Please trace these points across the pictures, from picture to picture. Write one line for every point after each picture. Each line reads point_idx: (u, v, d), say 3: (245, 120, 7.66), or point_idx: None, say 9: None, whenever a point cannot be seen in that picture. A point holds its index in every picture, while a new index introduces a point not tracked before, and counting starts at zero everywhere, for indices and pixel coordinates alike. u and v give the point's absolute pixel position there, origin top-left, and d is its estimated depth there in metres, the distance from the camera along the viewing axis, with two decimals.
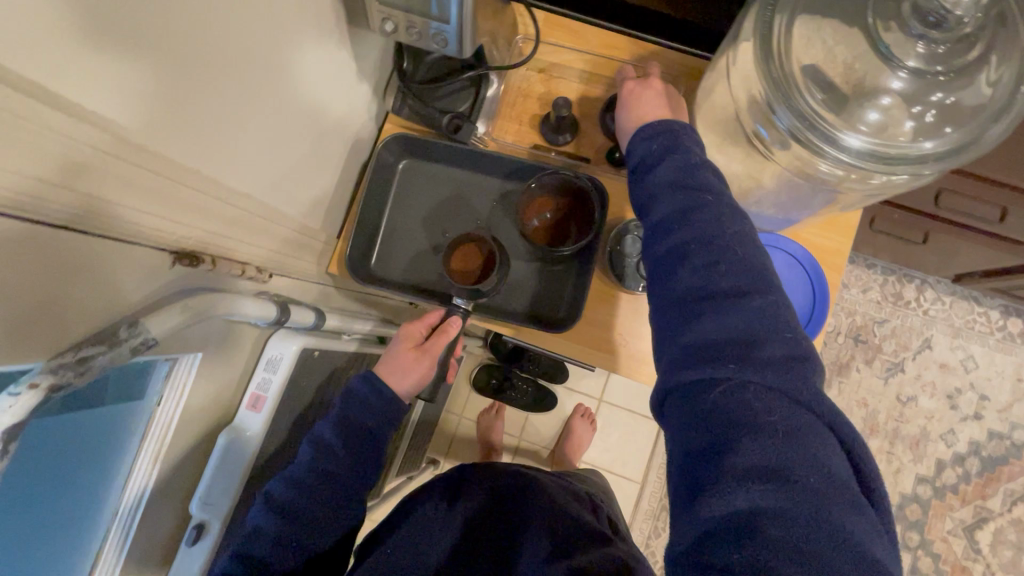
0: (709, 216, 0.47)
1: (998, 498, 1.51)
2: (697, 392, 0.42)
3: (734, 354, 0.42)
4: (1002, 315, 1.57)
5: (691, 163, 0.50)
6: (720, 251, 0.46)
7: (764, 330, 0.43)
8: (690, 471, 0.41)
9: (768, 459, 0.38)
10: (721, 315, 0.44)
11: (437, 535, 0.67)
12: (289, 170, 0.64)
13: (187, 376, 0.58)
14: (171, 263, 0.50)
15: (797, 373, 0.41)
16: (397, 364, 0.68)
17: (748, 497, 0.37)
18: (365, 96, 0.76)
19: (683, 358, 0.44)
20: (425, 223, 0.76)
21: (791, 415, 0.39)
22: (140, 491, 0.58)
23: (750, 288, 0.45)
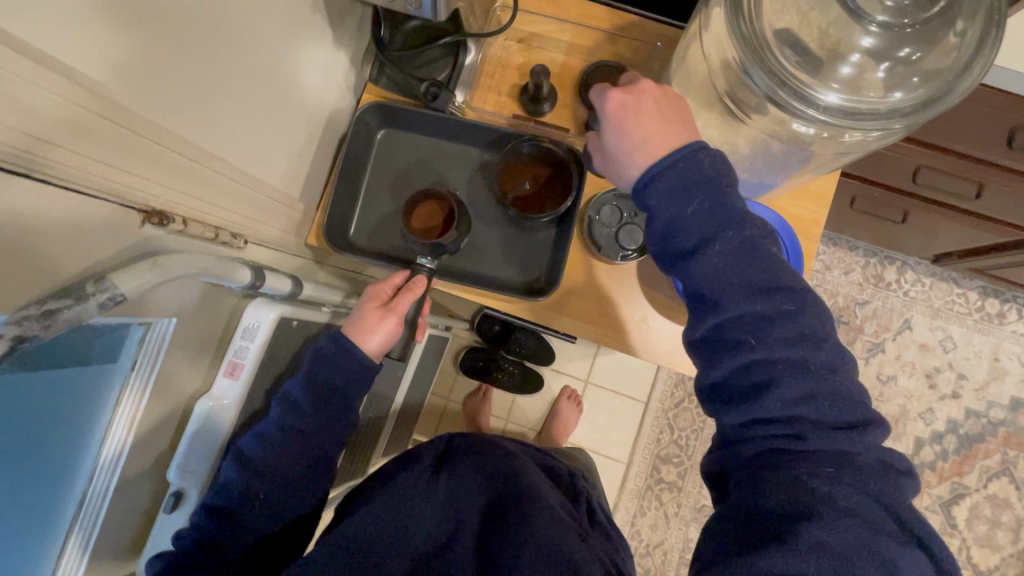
0: (802, 315, 0.48)
1: (974, 474, 1.54)
2: (775, 472, 0.45)
3: (835, 459, 0.44)
4: (980, 296, 1.60)
5: (751, 245, 0.49)
6: (808, 349, 0.47)
7: (856, 442, 0.45)
8: (751, 530, 0.43)
9: (837, 543, 0.41)
10: (808, 413, 0.46)
11: (418, 504, 0.67)
12: (267, 138, 0.64)
13: (161, 342, 0.58)
14: (141, 221, 0.49)
15: (891, 484, 0.44)
16: (363, 321, 0.67)
17: (815, 570, 0.40)
18: (343, 66, 0.76)
19: (767, 449, 0.46)
20: (404, 193, 0.75)
21: (874, 518, 0.42)
22: (116, 458, 0.59)
23: (842, 390, 0.47)
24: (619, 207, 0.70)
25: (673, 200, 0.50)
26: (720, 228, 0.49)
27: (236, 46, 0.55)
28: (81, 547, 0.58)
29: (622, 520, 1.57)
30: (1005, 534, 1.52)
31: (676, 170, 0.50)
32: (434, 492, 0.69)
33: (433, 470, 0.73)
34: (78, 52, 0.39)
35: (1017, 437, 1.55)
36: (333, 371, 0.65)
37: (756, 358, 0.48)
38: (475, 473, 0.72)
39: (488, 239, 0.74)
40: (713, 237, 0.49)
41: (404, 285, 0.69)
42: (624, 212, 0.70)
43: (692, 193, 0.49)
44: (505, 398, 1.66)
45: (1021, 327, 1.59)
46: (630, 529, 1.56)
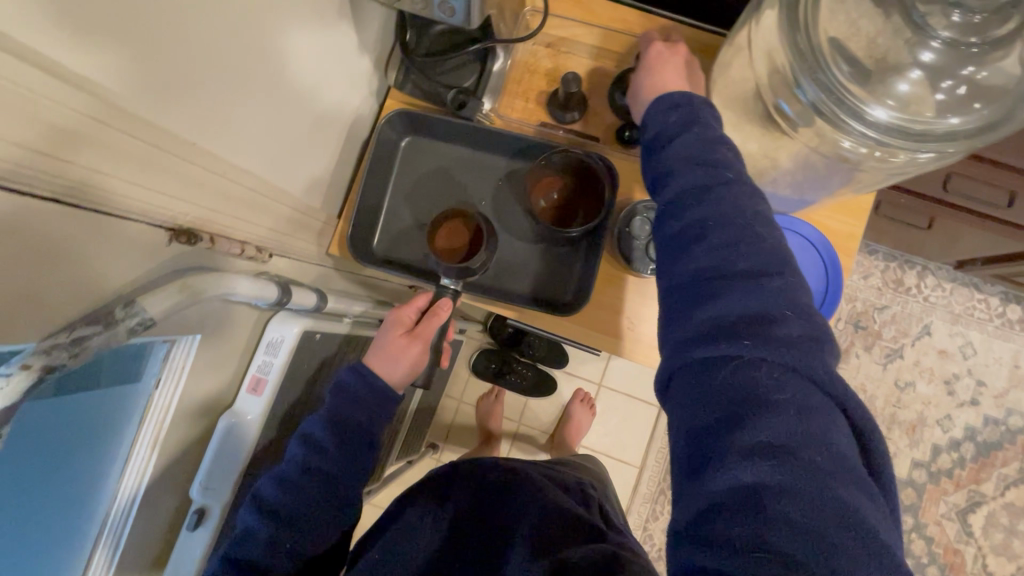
0: (726, 193, 0.46)
1: (992, 482, 1.53)
2: (707, 370, 0.42)
3: (750, 331, 0.41)
4: (1001, 302, 1.57)
5: (709, 137, 0.49)
6: (732, 229, 0.45)
7: (775, 301, 0.42)
8: (696, 444, 0.40)
9: (773, 436, 0.37)
10: (734, 288, 0.43)
11: (424, 536, 0.68)
12: (289, 146, 0.63)
13: (185, 360, 0.55)
14: (168, 239, 0.48)
15: (812, 352, 0.41)
16: (388, 350, 0.68)
17: (755, 471, 0.37)
18: (367, 70, 0.74)
19: (695, 335, 0.43)
20: (429, 202, 0.74)
21: (803, 392, 0.39)
22: (140, 476, 0.57)
23: (765, 263, 0.44)
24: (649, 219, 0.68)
25: (659, 110, 0.54)
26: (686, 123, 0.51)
27: (259, 47, 0.53)
28: (105, 562, 0.58)
29: (634, 523, 1.56)
30: (1021, 543, 1.51)
31: (665, 99, 0.54)
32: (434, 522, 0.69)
33: (435, 492, 0.73)
34: (96, 65, 0.37)
35: None
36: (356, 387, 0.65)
37: (695, 245, 0.46)
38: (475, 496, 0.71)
39: (514, 252, 0.73)
40: (684, 129, 0.51)
41: (427, 309, 0.70)
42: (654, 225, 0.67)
43: (683, 112, 0.52)
44: (517, 400, 1.65)
45: None
46: (643, 533, 1.55)
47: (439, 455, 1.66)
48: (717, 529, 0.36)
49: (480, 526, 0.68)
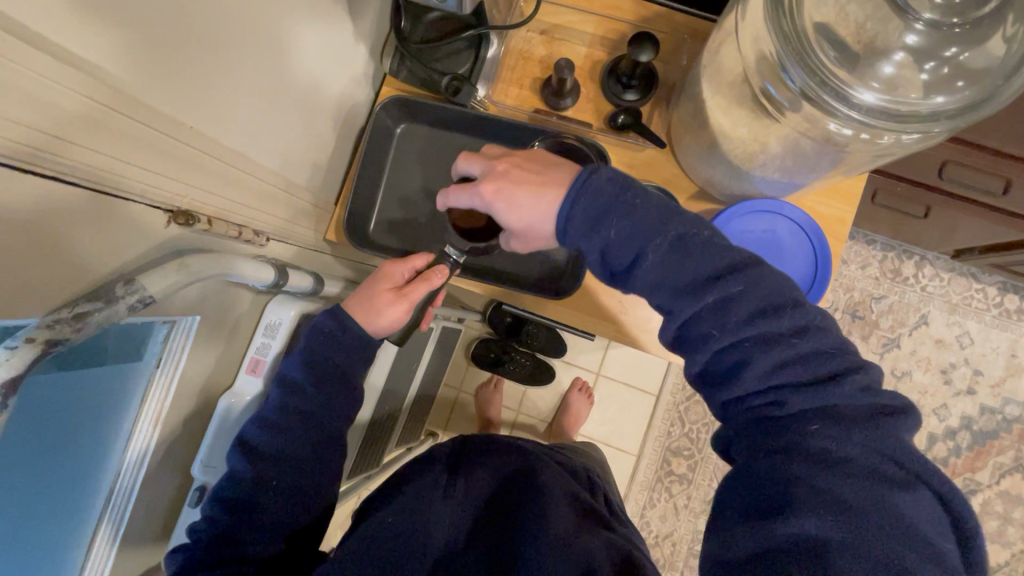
0: (758, 282, 0.48)
1: (987, 470, 1.54)
2: (774, 452, 0.44)
3: (816, 413, 0.44)
4: (999, 292, 1.58)
5: (676, 236, 0.50)
6: (772, 322, 0.47)
7: (839, 392, 0.44)
8: (754, 497, 0.43)
9: (840, 496, 0.40)
10: (785, 380, 0.45)
11: (437, 505, 0.68)
12: (284, 131, 0.63)
13: (185, 339, 0.57)
14: (166, 221, 0.49)
15: (886, 430, 0.43)
16: (372, 300, 0.65)
17: (818, 525, 0.40)
18: (363, 58, 0.74)
19: (762, 409, 0.46)
20: (422, 189, 0.74)
21: (876, 468, 0.41)
22: (143, 454, 0.59)
23: (814, 350, 0.46)
24: None
25: (591, 237, 0.52)
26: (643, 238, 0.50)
27: (255, 33, 0.54)
28: (109, 539, 0.59)
29: (632, 510, 1.58)
30: (1016, 530, 1.52)
31: (586, 200, 0.52)
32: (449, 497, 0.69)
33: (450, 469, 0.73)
34: (95, 47, 0.38)
35: None
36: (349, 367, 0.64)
37: (726, 343, 0.48)
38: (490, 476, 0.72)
39: None
40: (646, 251, 0.51)
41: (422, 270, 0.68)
42: None
43: (605, 220, 0.51)
44: (516, 389, 1.67)
45: None
46: (640, 521, 1.57)
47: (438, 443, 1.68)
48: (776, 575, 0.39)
49: (496, 509, 0.68)
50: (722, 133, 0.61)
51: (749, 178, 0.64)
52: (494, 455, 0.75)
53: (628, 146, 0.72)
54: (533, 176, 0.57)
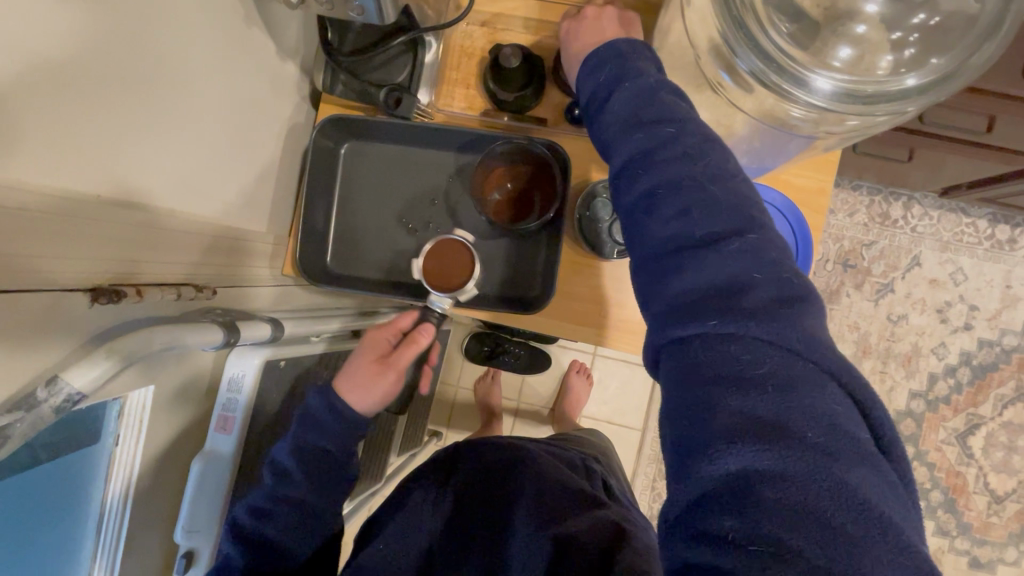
0: (688, 137, 0.43)
1: (989, 403, 1.54)
2: (685, 364, 0.37)
3: (723, 303, 0.37)
4: (990, 224, 1.55)
5: (646, 89, 0.45)
6: (702, 187, 0.41)
7: (758, 264, 0.38)
8: (677, 426, 0.36)
9: (754, 413, 0.34)
10: (692, 233, 0.40)
11: (427, 517, 0.66)
12: (213, 174, 0.58)
13: (142, 411, 0.54)
14: (90, 301, 0.44)
15: (790, 317, 0.36)
16: (359, 375, 0.65)
17: (742, 458, 0.32)
18: (295, 75, 0.69)
19: (673, 309, 0.39)
20: (378, 210, 0.70)
21: (786, 367, 0.35)
22: (117, 534, 0.57)
23: (739, 231, 0.39)
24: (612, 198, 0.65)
25: (587, 80, 0.49)
26: (619, 79, 0.46)
27: (156, 79, 0.48)
28: None
29: (643, 484, 1.59)
30: (1021, 458, 1.53)
31: (592, 60, 0.49)
32: (430, 497, 0.69)
33: (436, 467, 0.73)
34: None
35: None
36: (315, 403, 0.63)
37: (657, 197, 0.42)
38: (475, 474, 0.70)
39: (468, 249, 0.69)
40: (614, 92, 0.47)
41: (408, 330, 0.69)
42: None
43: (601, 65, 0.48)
44: (513, 379, 1.65)
45: None
46: (652, 493, 1.58)
47: (443, 441, 1.67)
48: (710, 522, 0.32)
49: (475, 500, 0.67)
50: None
51: None
52: (474, 448, 0.75)
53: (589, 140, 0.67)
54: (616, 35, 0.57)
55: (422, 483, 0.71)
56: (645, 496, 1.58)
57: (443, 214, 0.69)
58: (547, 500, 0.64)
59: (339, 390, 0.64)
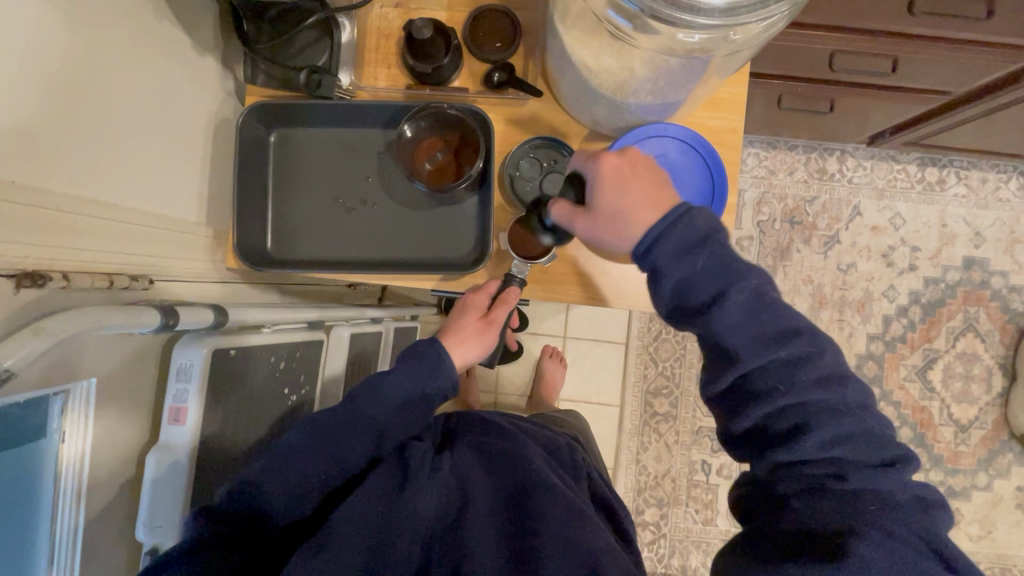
0: (824, 357, 0.50)
1: (942, 337, 1.54)
2: (818, 490, 0.47)
3: (862, 481, 0.46)
4: (920, 168, 1.57)
5: (762, 298, 0.50)
6: (835, 391, 0.49)
7: (892, 477, 0.47)
8: (790, 506, 0.47)
9: (867, 518, 0.45)
10: (843, 454, 0.48)
11: (422, 484, 0.61)
12: (141, 165, 0.60)
13: (86, 403, 0.55)
14: (15, 287, 0.44)
15: (905, 490, 0.47)
16: (463, 330, 0.67)
17: (846, 529, 0.44)
18: (216, 70, 0.71)
19: (779, 446, 0.49)
20: (316, 193, 0.71)
21: (902, 521, 0.45)
22: (73, 542, 0.55)
23: (869, 426, 0.49)
24: (539, 158, 0.68)
25: (678, 264, 0.51)
26: (730, 284, 0.50)
27: (72, 69, 0.50)
28: None
29: (627, 459, 1.60)
30: (979, 386, 1.53)
31: (680, 231, 0.51)
32: (425, 493, 0.60)
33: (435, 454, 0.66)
34: None
35: (975, 294, 1.55)
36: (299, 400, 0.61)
37: (789, 404, 0.49)
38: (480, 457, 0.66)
39: (408, 221, 0.71)
40: (729, 293, 0.50)
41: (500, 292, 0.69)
42: (544, 162, 0.68)
43: (697, 250, 0.51)
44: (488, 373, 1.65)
45: (962, 189, 1.56)
46: (637, 466, 1.60)
47: None
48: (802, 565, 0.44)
49: (481, 520, 0.59)
50: (587, 69, 0.58)
51: (627, 108, 0.62)
52: (483, 447, 0.68)
53: (509, 103, 0.70)
54: (645, 179, 0.56)
55: (421, 471, 0.62)
56: (630, 470, 1.60)
57: (378, 190, 0.71)
58: (566, 531, 0.57)
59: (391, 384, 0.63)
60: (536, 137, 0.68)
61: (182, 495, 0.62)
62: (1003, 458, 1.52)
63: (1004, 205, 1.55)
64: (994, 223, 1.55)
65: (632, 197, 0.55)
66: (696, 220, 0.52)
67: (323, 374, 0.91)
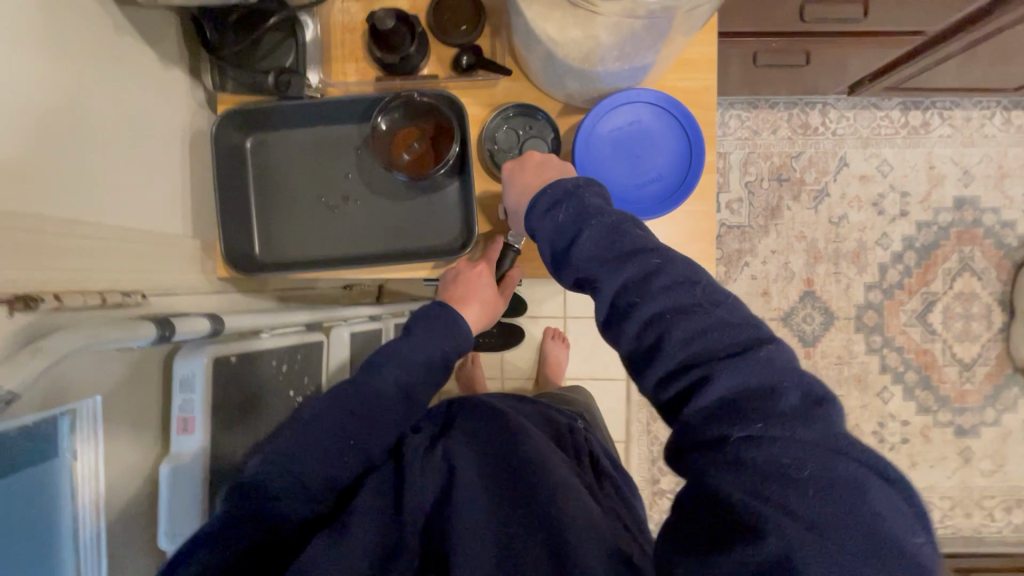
0: (674, 264, 0.49)
1: (939, 279, 1.55)
2: (711, 447, 0.42)
3: (756, 407, 0.42)
4: (903, 112, 1.55)
5: (610, 227, 0.52)
6: (687, 292, 0.47)
7: (764, 368, 0.43)
8: (704, 471, 0.42)
9: (787, 462, 0.39)
10: (707, 349, 0.45)
11: (417, 475, 0.60)
12: (120, 181, 0.60)
13: (95, 421, 0.55)
14: (8, 312, 0.45)
15: (822, 418, 0.41)
16: (473, 277, 0.72)
17: (752, 496, 0.39)
18: (182, 81, 0.70)
19: (667, 372, 0.46)
20: (299, 193, 0.72)
21: (823, 467, 0.39)
22: (96, 552, 0.57)
23: (728, 320, 0.46)
24: (515, 126, 0.69)
25: (546, 219, 0.56)
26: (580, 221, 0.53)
27: (40, 90, 0.50)
28: None
29: (638, 430, 1.62)
30: (980, 324, 1.54)
31: (546, 194, 0.57)
32: (423, 487, 0.59)
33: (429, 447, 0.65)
34: None
35: (968, 233, 1.55)
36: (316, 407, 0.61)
37: (651, 317, 0.47)
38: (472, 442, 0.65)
39: (392, 212, 0.72)
40: (583, 229, 0.53)
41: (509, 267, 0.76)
42: (520, 130, 0.69)
43: (557, 206, 0.55)
44: (493, 360, 1.66)
45: (946, 130, 1.55)
46: (648, 437, 1.62)
47: None
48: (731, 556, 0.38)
49: (473, 496, 0.58)
50: (552, 43, 0.58)
51: (597, 77, 0.62)
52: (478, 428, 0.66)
53: (479, 85, 0.71)
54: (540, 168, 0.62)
55: (414, 464, 0.61)
56: (643, 440, 1.62)
57: (360, 186, 0.71)
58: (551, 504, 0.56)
59: (399, 375, 0.64)
60: (509, 106, 0.69)
61: (197, 500, 0.63)
62: (1009, 392, 1.53)
63: (990, 140, 1.54)
64: (982, 160, 1.55)
65: (532, 181, 0.61)
66: (557, 189, 0.57)
67: (328, 368, 0.93)
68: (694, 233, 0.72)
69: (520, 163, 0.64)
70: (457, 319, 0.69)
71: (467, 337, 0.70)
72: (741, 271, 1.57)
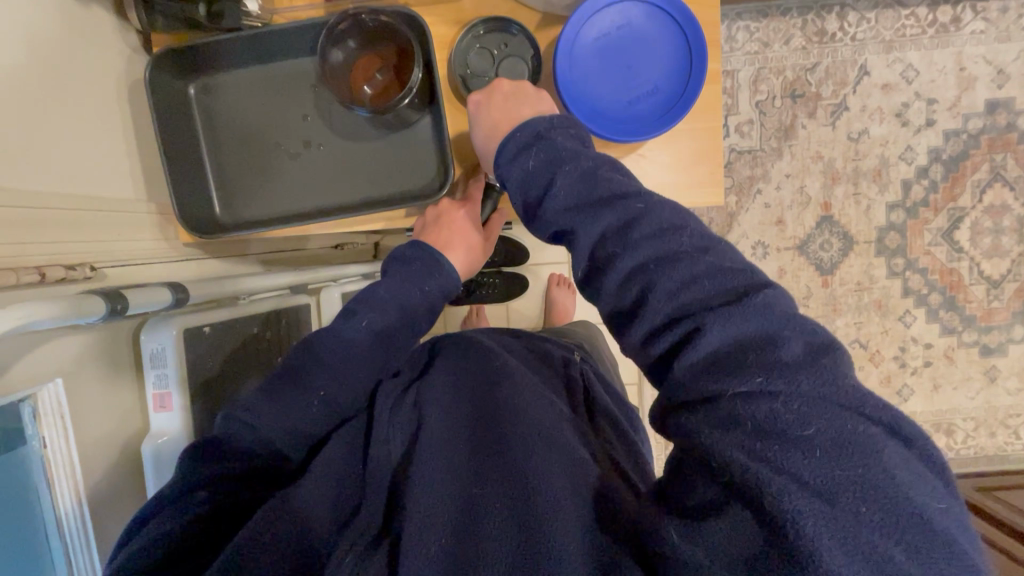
0: (658, 208, 0.42)
1: (967, 194, 1.44)
2: (703, 404, 0.36)
3: (754, 359, 0.35)
4: (931, 8, 1.38)
5: (587, 171, 0.44)
6: (673, 240, 0.41)
7: (760, 316, 0.37)
8: (697, 427, 0.36)
9: (789, 417, 0.33)
10: (698, 299, 0.38)
11: (384, 423, 0.54)
12: (50, 142, 0.53)
13: (60, 406, 0.51)
14: None
15: (828, 366, 0.35)
16: (455, 221, 0.65)
17: (749, 456, 0.33)
18: (104, 23, 0.62)
19: (653, 328, 0.40)
20: (256, 142, 0.65)
21: (831, 424, 0.32)
22: (84, 536, 0.55)
23: (721, 268, 0.39)
24: (488, 46, 0.60)
25: (515, 166, 0.48)
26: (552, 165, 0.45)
27: None
28: None
29: None
30: (1010, 238, 1.44)
31: (516, 137, 0.49)
32: (390, 440, 0.53)
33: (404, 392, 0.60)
34: None
35: (1000, 139, 1.42)
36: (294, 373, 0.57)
37: (633, 268, 0.41)
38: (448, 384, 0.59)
39: (360, 156, 0.64)
40: (555, 177, 0.45)
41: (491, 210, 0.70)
42: (495, 49, 0.60)
43: (526, 150, 0.48)
44: (498, 311, 1.61)
45: (979, 24, 1.38)
46: None
47: None
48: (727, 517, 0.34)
49: (443, 442, 0.50)
50: None
51: None
52: (459, 371, 0.60)
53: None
54: (510, 100, 0.54)
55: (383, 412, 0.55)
56: None
57: (321, 128, 0.64)
58: (527, 441, 0.48)
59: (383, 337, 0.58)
60: (478, 22, 0.59)
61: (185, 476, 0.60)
62: None
63: None
64: (1019, 56, 1.39)
65: (499, 119, 0.53)
66: (528, 131, 0.49)
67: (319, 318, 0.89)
68: (699, 153, 0.64)
69: (489, 91, 0.55)
70: (439, 259, 0.62)
71: (452, 276, 0.63)
72: (753, 200, 1.47)
